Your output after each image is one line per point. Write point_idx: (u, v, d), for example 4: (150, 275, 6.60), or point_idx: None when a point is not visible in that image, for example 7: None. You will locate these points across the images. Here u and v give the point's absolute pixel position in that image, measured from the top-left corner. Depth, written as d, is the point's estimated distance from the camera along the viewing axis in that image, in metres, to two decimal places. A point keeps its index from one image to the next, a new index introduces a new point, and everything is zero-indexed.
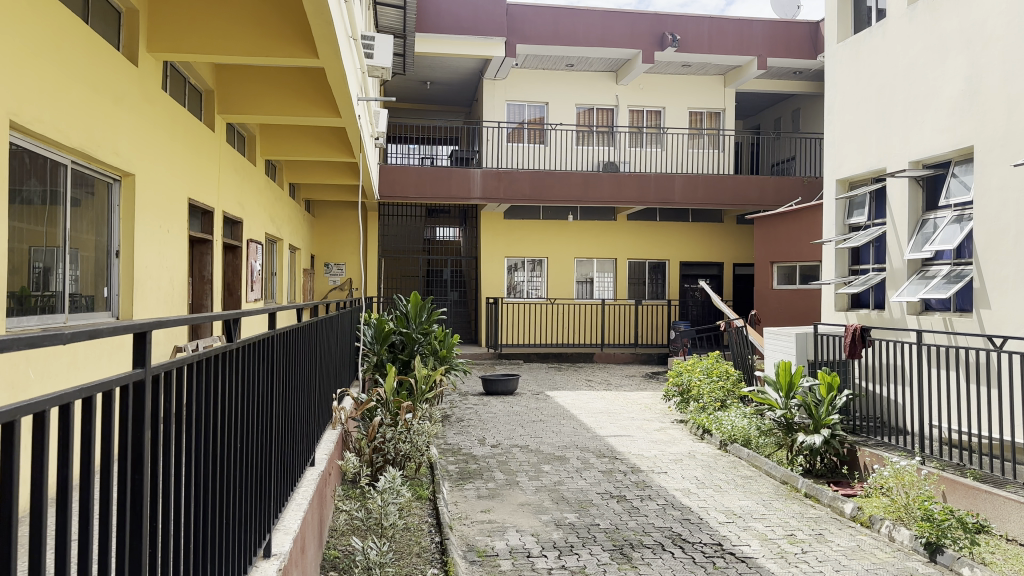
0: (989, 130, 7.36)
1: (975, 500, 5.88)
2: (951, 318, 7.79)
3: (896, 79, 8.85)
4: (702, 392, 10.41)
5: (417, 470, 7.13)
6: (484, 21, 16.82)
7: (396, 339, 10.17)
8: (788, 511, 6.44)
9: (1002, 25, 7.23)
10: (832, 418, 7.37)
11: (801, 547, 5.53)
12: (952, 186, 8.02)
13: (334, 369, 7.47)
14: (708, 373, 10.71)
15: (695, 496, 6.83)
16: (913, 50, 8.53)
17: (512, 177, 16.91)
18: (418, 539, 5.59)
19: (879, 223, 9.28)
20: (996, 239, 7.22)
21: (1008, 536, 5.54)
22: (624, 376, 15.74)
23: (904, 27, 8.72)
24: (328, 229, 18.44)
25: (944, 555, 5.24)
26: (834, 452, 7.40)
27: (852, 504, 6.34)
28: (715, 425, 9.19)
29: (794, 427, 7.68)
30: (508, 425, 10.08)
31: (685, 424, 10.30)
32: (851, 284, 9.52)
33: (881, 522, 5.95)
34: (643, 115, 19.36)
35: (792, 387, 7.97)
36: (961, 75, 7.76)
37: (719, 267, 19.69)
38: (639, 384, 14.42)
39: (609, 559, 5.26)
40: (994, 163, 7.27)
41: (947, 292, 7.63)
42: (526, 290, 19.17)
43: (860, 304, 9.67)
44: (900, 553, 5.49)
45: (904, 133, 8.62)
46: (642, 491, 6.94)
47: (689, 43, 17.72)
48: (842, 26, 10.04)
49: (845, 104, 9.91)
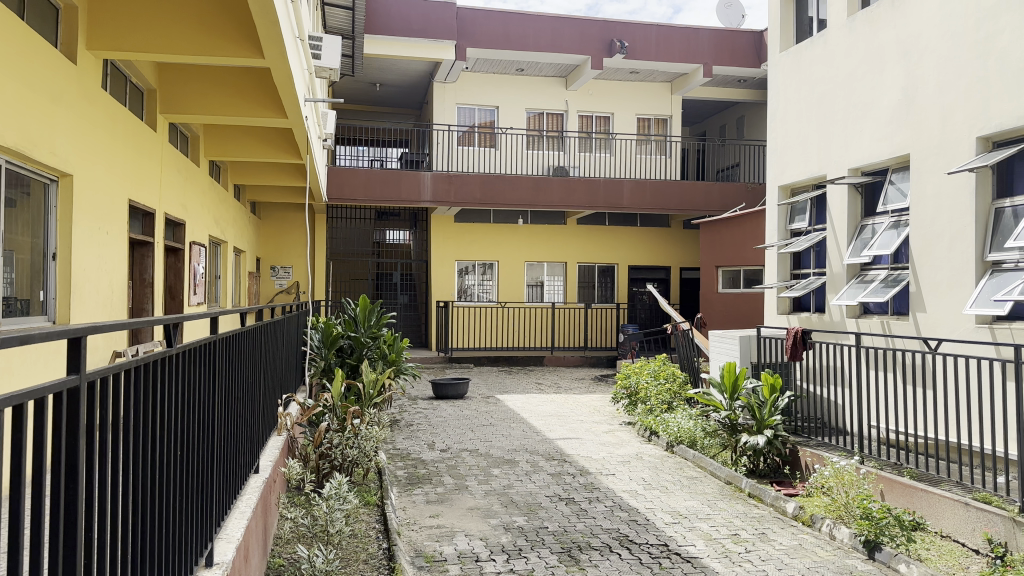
0: (923, 139, 7.64)
1: (912, 498, 6.07)
2: (888, 321, 8.05)
3: (836, 88, 9.11)
4: (650, 395, 10.55)
5: (364, 475, 7.05)
6: (435, 24, 16.77)
7: (344, 343, 10.05)
8: (732, 511, 6.56)
9: (937, 39, 7.51)
10: (775, 418, 7.54)
11: (744, 546, 5.64)
12: (889, 193, 8.30)
13: (280, 374, 7.33)
14: (654, 376, 10.81)
15: (642, 497, 6.91)
16: (852, 61, 8.81)
17: (463, 180, 16.89)
18: (365, 546, 5.54)
19: (819, 228, 9.55)
20: (930, 245, 7.49)
21: (942, 533, 5.75)
22: (574, 379, 15.84)
23: (843, 37, 8.98)
24: (274, 231, 18.13)
25: (881, 553, 5.39)
26: (776, 453, 7.56)
27: (794, 504, 6.49)
28: (662, 426, 9.31)
29: (738, 427, 7.83)
30: (458, 429, 10.05)
31: (634, 425, 10.42)
32: (793, 288, 9.77)
33: (822, 521, 6.10)
34: (592, 120, 19.55)
35: (737, 388, 8.12)
36: (898, 86, 8.04)
37: (667, 271, 19.99)
38: (589, 387, 14.52)
39: (558, 561, 5.28)
40: (929, 171, 7.53)
41: (885, 296, 7.88)
42: (477, 293, 19.14)
43: (801, 308, 9.92)
44: (839, 551, 5.64)
45: (844, 141, 8.89)
46: (590, 494, 7.00)
47: (637, 50, 17.96)
48: (784, 35, 10.29)
49: (787, 112, 10.16)
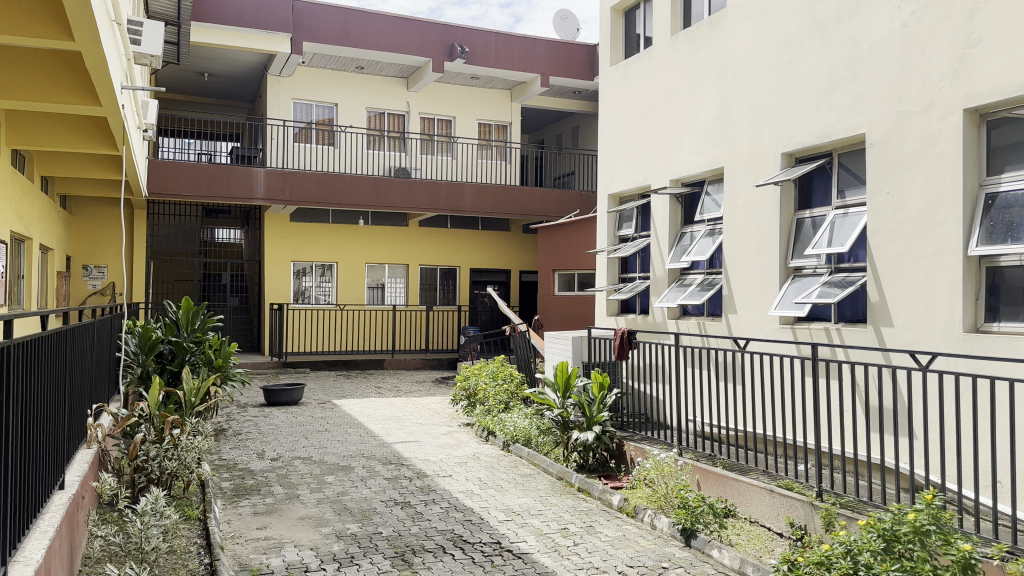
0: (736, 154, 8.28)
1: (724, 486, 6.55)
2: (705, 322, 8.67)
3: (660, 103, 9.68)
4: (487, 396, 10.71)
5: (185, 489, 6.63)
6: (269, 16, 16.13)
7: (166, 349, 9.42)
8: (562, 506, 6.79)
9: (748, 62, 8.17)
10: (603, 415, 7.92)
11: (572, 540, 5.85)
12: (705, 203, 8.94)
13: (89, 383, 6.74)
14: (493, 377, 11.09)
15: (476, 497, 6.99)
16: (674, 78, 9.40)
17: (299, 178, 16.35)
18: (185, 563, 5.21)
19: (644, 235, 10.12)
20: (741, 251, 8.14)
21: (750, 517, 6.26)
22: (414, 382, 15.77)
23: (667, 55, 9.57)
24: (87, 228, 16.68)
25: (697, 539, 5.76)
26: (604, 447, 7.92)
27: (619, 496, 6.82)
28: (499, 426, 9.48)
29: (570, 425, 8.14)
30: (290, 437, 9.70)
31: (471, 426, 10.53)
32: (621, 291, 10.28)
33: (644, 511, 6.45)
34: (433, 123, 19.58)
35: (569, 387, 8.46)
36: (714, 103, 8.67)
37: (506, 274, 20.39)
38: (429, 390, 14.51)
39: (390, 567, 5.22)
40: (741, 184, 8.18)
41: (701, 298, 8.50)
42: (314, 295, 18.59)
43: (628, 310, 10.45)
44: (660, 540, 5.98)
45: (667, 152, 9.46)
46: (426, 496, 6.99)
47: (477, 55, 18.20)
48: (614, 50, 10.81)
49: (616, 123, 10.68)
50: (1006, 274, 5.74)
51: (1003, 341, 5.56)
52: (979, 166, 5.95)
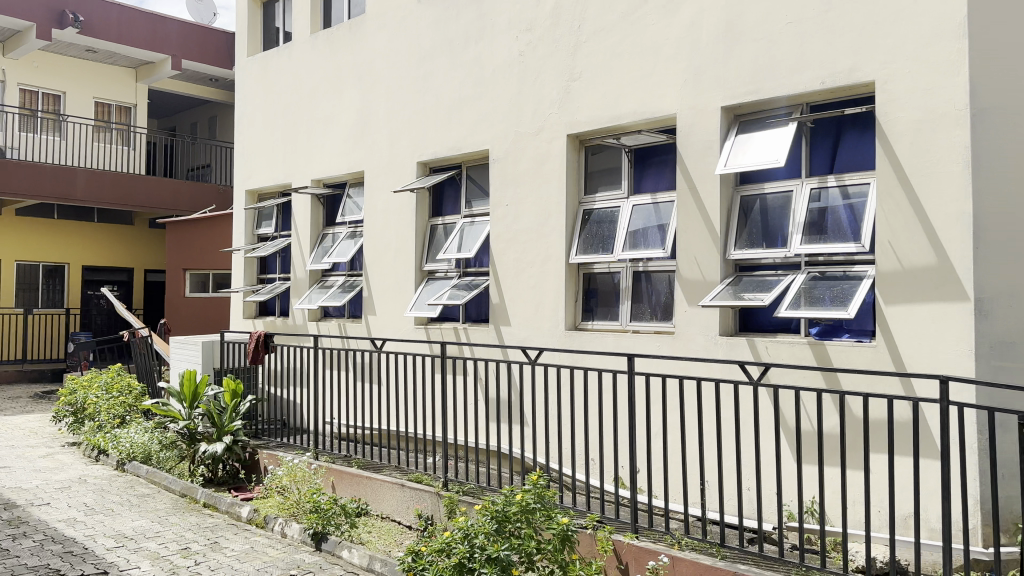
0: (374, 158, 8.47)
1: (358, 486, 6.63)
2: (345, 323, 8.73)
3: (300, 101, 9.50)
4: (99, 410, 9.46)
5: None
6: None
7: None
8: (183, 525, 6.27)
9: (386, 70, 8.40)
10: (235, 424, 7.59)
11: (193, 559, 5.43)
12: (347, 206, 8.96)
13: None
14: (108, 388, 9.84)
15: (79, 526, 6.12)
16: (314, 77, 9.29)
17: None
18: None
19: (284, 235, 9.84)
20: (380, 254, 8.36)
21: (381, 514, 6.42)
22: (4, 399, 13.31)
23: (306, 53, 9.42)
24: None
25: (327, 542, 5.72)
26: (236, 458, 7.59)
27: (248, 508, 6.50)
28: (112, 444, 8.41)
29: (198, 437, 7.65)
30: None
31: (78, 445, 9.20)
32: (259, 293, 9.87)
33: (275, 520, 6.24)
34: (35, 96, 16.79)
35: (197, 397, 7.93)
36: (354, 108, 8.76)
37: (129, 273, 18.28)
38: (24, 408, 12.37)
39: None
40: (379, 188, 8.40)
41: (342, 300, 8.56)
42: None
43: (267, 311, 10.05)
44: (290, 548, 5.83)
45: (307, 152, 9.32)
46: (11, 532, 5.92)
47: (94, 26, 16.08)
48: (252, 41, 10.35)
49: (253, 117, 10.21)
50: (599, 280, 6.74)
51: (595, 337, 6.51)
52: (579, 186, 6.87)
